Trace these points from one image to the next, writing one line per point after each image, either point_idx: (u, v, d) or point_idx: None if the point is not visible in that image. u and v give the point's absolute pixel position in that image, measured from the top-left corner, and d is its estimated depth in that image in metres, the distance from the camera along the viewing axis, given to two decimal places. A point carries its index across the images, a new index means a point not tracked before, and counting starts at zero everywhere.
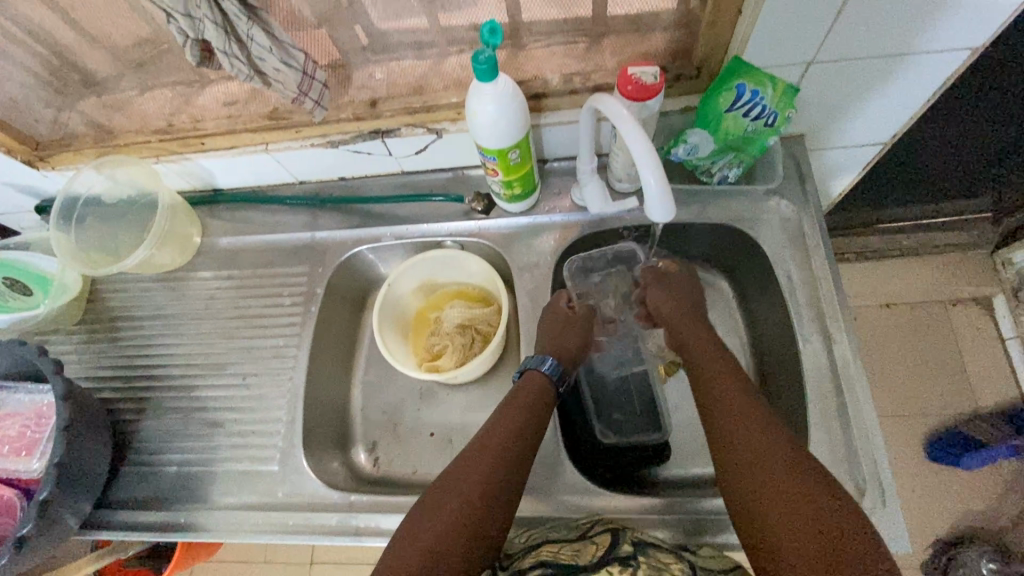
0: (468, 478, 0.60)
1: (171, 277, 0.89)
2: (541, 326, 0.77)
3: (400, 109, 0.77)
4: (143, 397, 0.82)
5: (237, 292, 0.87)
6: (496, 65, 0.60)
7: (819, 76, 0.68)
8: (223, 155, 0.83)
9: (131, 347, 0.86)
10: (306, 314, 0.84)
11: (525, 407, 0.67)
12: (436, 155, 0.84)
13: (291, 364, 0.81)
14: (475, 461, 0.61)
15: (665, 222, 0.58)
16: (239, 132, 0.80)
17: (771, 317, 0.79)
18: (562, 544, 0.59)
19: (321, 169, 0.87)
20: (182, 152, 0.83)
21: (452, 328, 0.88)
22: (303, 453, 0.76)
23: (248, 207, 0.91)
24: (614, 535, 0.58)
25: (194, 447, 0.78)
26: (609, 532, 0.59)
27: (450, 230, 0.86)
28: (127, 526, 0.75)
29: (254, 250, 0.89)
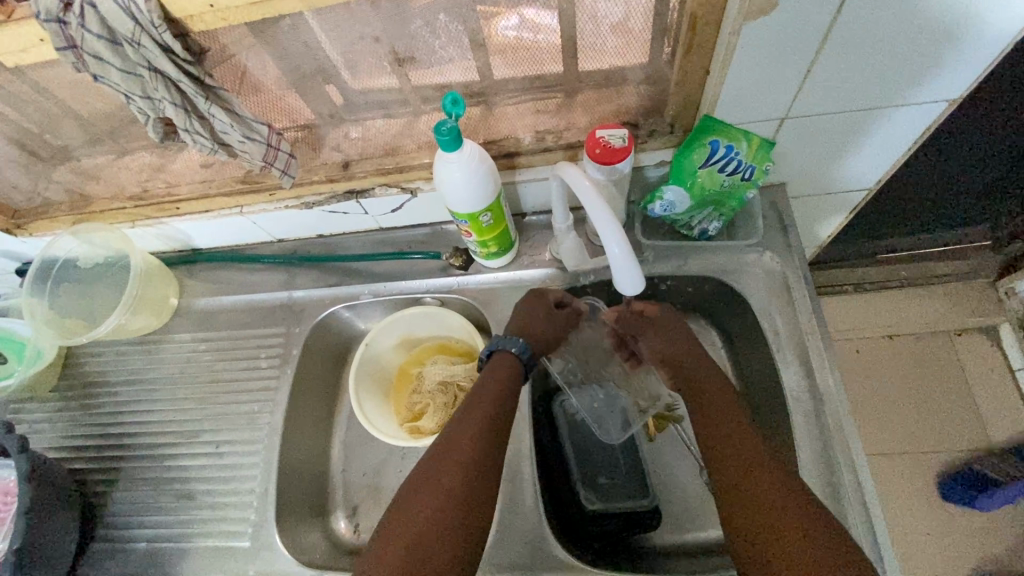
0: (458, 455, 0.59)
1: (148, 340, 0.89)
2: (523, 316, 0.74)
3: (373, 170, 0.77)
4: (115, 467, 0.80)
5: (215, 354, 0.85)
6: (460, 134, 0.59)
7: (793, 131, 0.67)
8: (198, 218, 0.83)
9: (105, 414, 0.84)
10: (282, 377, 0.82)
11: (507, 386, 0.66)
12: (413, 212, 0.83)
13: (265, 430, 0.79)
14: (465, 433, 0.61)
15: (637, 292, 0.57)
16: (212, 197, 0.80)
17: (759, 370, 0.76)
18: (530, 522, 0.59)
19: (299, 228, 0.86)
20: (157, 217, 0.84)
21: (432, 386, 0.86)
22: (275, 529, 0.73)
23: (226, 266, 0.90)
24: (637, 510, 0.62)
25: (165, 521, 0.76)
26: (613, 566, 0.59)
27: (430, 287, 0.85)
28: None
29: (233, 312, 0.88)
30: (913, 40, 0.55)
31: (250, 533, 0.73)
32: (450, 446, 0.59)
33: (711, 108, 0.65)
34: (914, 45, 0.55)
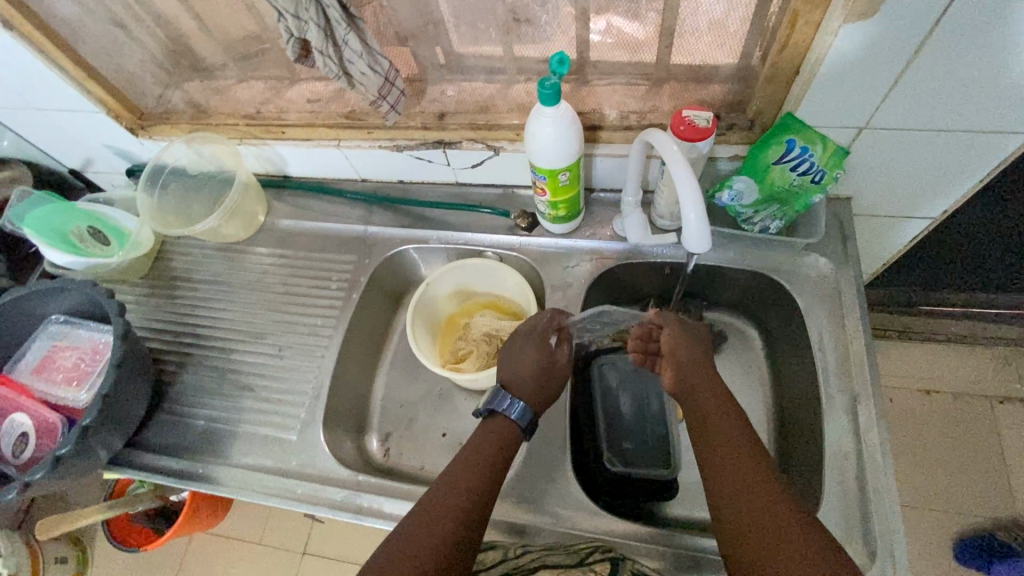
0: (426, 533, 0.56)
1: (231, 248, 0.97)
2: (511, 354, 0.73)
3: (464, 124, 0.83)
4: (188, 352, 0.88)
5: (288, 270, 0.93)
6: (560, 92, 0.64)
7: (869, 143, 0.70)
8: (298, 145, 0.91)
9: (184, 306, 0.93)
10: (347, 300, 0.89)
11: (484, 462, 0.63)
12: (491, 171, 0.89)
13: (324, 343, 0.86)
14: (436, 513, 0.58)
15: (703, 252, 0.59)
16: (317, 126, 0.88)
17: (797, 374, 0.79)
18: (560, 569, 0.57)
19: (384, 170, 0.94)
20: (263, 138, 0.91)
21: (479, 335, 0.91)
22: (320, 429, 0.79)
23: (311, 196, 0.99)
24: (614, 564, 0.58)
25: (223, 405, 0.83)
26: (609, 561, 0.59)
27: (494, 243, 0.91)
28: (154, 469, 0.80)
29: (311, 237, 0.96)
30: (1001, 64, 0.58)
31: (298, 429, 0.80)
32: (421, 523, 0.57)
33: (794, 107, 0.68)
34: (1003, 70, 0.58)
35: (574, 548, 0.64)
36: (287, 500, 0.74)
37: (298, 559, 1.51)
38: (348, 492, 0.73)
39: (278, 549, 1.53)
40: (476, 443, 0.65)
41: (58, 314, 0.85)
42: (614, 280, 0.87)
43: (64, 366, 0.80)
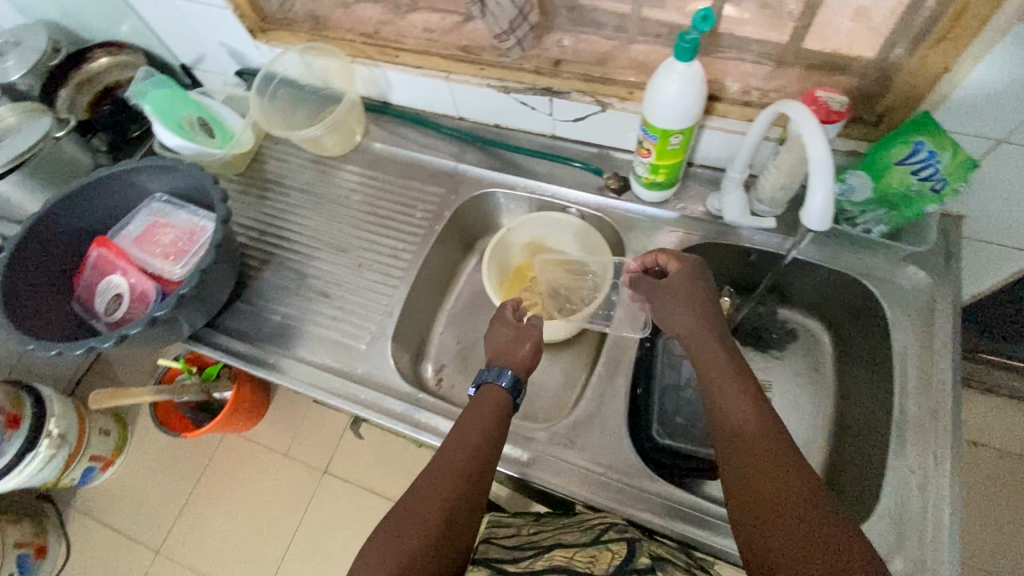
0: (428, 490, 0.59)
1: (324, 163, 1.00)
2: (494, 333, 0.78)
3: (578, 74, 0.82)
4: (271, 251, 0.92)
5: (375, 191, 0.96)
6: (697, 48, 0.63)
7: (1003, 158, 0.67)
8: (408, 71, 0.92)
9: (273, 208, 0.96)
10: (429, 230, 0.91)
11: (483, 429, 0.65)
12: (591, 128, 0.88)
13: (401, 266, 0.88)
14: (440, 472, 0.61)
15: (819, 232, 0.59)
16: (431, 55, 0.89)
17: (868, 384, 0.77)
18: (575, 549, 0.61)
19: (483, 111, 0.94)
20: (375, 59, 0.93)
21: (546, 291, 0.92)
22: (388, 344, 0.83)
23: (407, 126, 1.01)
24: (630, 547, 0.60)
25: (299, 306, 0.87)
26: (625, 542, 0.61)
27: (580, 201, 0.91)
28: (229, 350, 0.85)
29: (401, 164, 0.98)
30: None
31: (367, 340, 0.83)
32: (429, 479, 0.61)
33: (934, 107, 0.66)
34: None
35: (587, 523, 0.67)
36: (351, 402, 0.78)
37: (320, 477, 1.60)
38: (408, 406, 0.76)
39: (303, 464, 1.61)
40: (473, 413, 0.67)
41: (162, 194, 0.90)
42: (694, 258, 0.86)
43: (164, 241, 0.85)
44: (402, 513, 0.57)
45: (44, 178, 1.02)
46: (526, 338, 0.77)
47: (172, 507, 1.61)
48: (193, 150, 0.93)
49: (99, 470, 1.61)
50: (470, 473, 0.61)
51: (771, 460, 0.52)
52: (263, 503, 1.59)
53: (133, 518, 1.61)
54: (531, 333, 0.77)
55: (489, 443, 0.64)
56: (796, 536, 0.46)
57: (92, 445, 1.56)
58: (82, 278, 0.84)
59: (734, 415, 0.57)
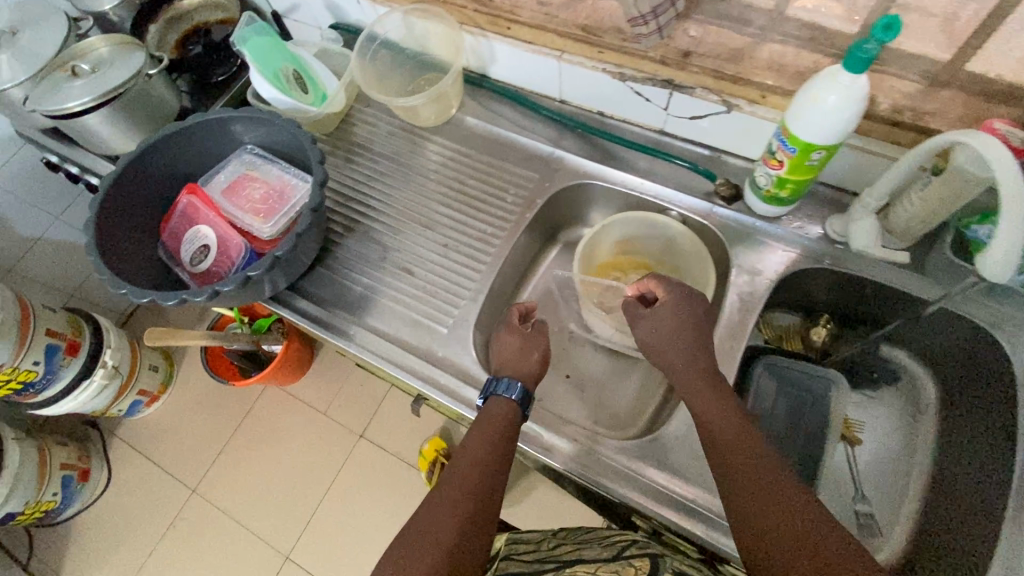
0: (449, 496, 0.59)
1: (414, 132, 0.96)
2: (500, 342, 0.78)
3: (709, 68, 0.75)
4: (356, 220, 0.90)
5: (465, 169, 0.92)
6: (872, 60, 0.56)
7: None
8: (518, 46, 0.87)
9: (359, 173, 0.93)
10: (519, 217, 0.87)
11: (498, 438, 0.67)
12: (708, 128, 0.82)
13: (488, 250, 0.85)
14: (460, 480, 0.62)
15: (996, 282, 0.57)
16: (546, 31, 0.83)
17: (975, 442, 0.72)
18: (596, 563, 0.60)
19: (590, 96, 0.89)
20: (485, 29, 0.88)
21: None
22: (470, 330, 0.81)
23: (504, 103, 0.96)
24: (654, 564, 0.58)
25: (381, 279, 0.85)
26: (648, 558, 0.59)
27: (682, 205, 0.85)
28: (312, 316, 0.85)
29: (496, 143, 0.94)
30: None
31: (449, 324, 0.81)
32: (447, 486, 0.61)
33: None
34: None
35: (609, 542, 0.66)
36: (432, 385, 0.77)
37: (355, 440, 1.62)
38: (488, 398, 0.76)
39: (341, 425, 1.64)
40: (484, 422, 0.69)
41: (253, 146, 0.87)
42: (800, 281, 0.81)
43: (254, 197, 0.83)
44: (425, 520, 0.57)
45: (133, 115, 1.01)
46: (535, 346, 0.77)
47: (212, 449, 1.65)
48: (274, 94, 0.89)
49: (145, 404, 1.65)
50: (485, 480, 0.62)
51: (764, 478, 0.54)
52: (300, 456, 1.62)
53: (172, 454, 1.65)
54: (536, 342, 0.77)
55: (502, 451, 0.66)
56: (791, 543, 0.48)
57: (142, 379, 1.59)
58: (169, 225, 0.83)
59: (729, 439, 0.60)
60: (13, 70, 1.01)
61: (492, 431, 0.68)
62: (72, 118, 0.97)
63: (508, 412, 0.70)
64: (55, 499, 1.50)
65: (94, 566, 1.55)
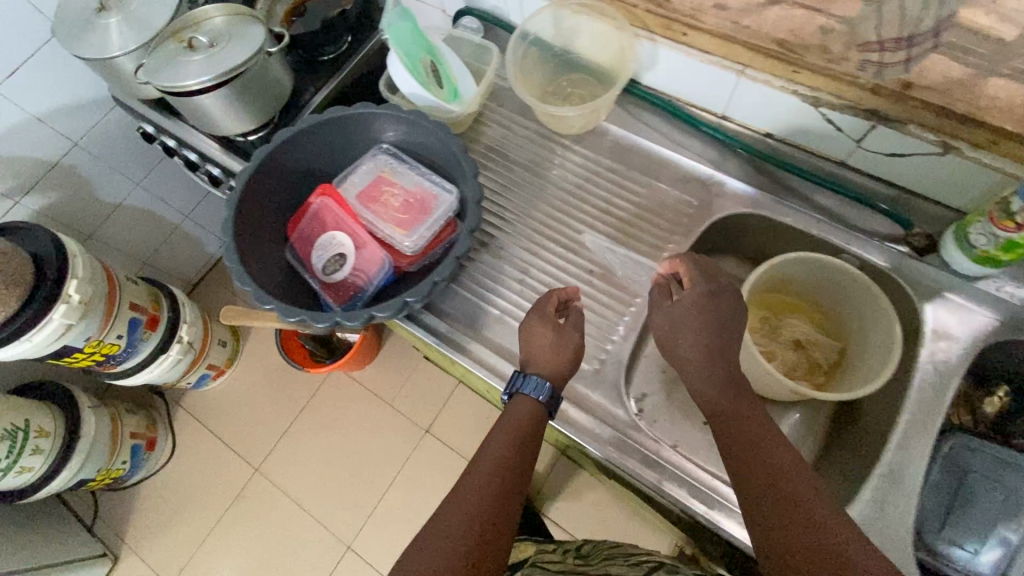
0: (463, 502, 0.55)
1: (553, 139, 0.88)
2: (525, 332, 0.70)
3: (931, 106, 0.65)
4: (491, 235, 0.83)
5: (611, 186, 0.84)
6: None
7: None
8: (691, 55, 0.77)
9: (494, 181, 0.86)
10: (672, 247, 0.80)
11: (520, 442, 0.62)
12: (908, 168, 0.73)
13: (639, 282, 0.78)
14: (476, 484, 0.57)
15: None
16: (731, 42, 0.73)
17: None
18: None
19: (762, 117, 0.80)
20: (654, 33, 0.78)
21: (787, 341, 0.82)
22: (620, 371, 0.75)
23: (656, 114, 0.87)
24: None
25: (520, 304, 0.79)
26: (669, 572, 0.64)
27: (860, 249, 0.77)
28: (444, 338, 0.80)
29: (646, 160, 0.85)
30: None
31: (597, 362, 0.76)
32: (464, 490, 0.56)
33: None
34: None
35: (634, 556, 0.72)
36: (574, 425, 0.73)
37: (420, 435, 1.58)
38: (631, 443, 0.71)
39: (406, 418, 1.61)
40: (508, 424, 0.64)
41: (388, 145, 0.80)
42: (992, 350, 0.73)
43: (394, 204, 0.77)
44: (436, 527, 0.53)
45: (247, 95, 0.94)
46: (570, 343, 0.69)
47: (275, 428, 1.63)
48: (404, 77, 0.82)
49: (211, 377, 1.63)
50: (508, 489, 0.57)
51: (810, 515, 0.50)
52: (365, 445, 1.59)
53: (235, 430, 1.64)
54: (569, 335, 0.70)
55: (523, 455, 0.61)
56: None
57: (211, 355, 1.57)
58: (298, 227, 0.77)
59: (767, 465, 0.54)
60: (123, 37, 0.94)
61: (514, 431, 0.62)
62: (187, 95, 0.90)
63: (532, 413, 0.65)
64: (125, 466, 1.49)
65: (156, 534, 1.55)
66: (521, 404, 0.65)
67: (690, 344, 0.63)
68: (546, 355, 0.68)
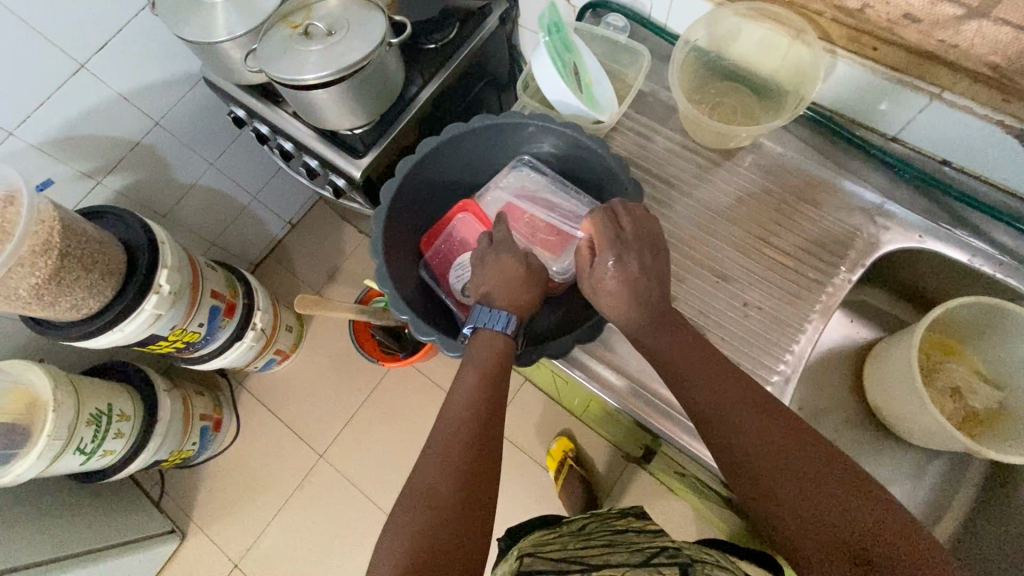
0: (445, 450, 0.56)
1: (702, 153, 0.81)
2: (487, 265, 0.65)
3: None
4: None
5: (766, 210, 0.78)
6: None
7: None
8: (877, 72, 0.70)
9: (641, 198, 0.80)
10: (835, 282, 0.74)
11: (490, 379, 0.60)
12: None
13: (798, 319, 0.73)
14: (456, 429, 0.57)
15: None
16: (933, 61, 0.65)
17: None
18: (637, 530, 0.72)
19: (947, 144, 0.72)
20: (838, 44, 0.71)
21: (944, 387, 0.78)
22: None
23: (817, 130, 0.80)
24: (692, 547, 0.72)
25: None
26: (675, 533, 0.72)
27: None
28: (582, 366, 0.77)
29: (802, 183, 0.79)
30: None
31: None
32: (446, 435, 0.57)
33: None
34: None
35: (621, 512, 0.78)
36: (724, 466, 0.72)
37: None
38: None
39: None
40: (479, 361, 0.61)
41: (529, 158, 0.76)
42: None
43: (542, 225, 0.74)
44: (431, 478, 0.55)
45: (364, 89, 0.88)
46: (531, 281, 0.65)
47: (340, 416, 1.62)
48: (550, 80, 0.75)
49: (277, 361, 1.61)
50: (484, 428, 0.58)
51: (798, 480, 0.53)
52: None
53: (301, 416, 1.63)
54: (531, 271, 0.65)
55: (497, 387, 0.60)
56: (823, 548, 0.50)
57: (279, 340, 1.55)
58: (436, 243, 0.74)
59: (759, 430, 0.56)
60: (232, 20, 0.87)
61: (481, 377, 0.59)
62: (302, 90, 0.85)
63: (499, 348, 0.62)
64: (194, 448, 1.49)
65: (224, 514, 1.57)
66: (483, 340, 0.62)
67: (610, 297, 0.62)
68: (510, 289, 0.64)
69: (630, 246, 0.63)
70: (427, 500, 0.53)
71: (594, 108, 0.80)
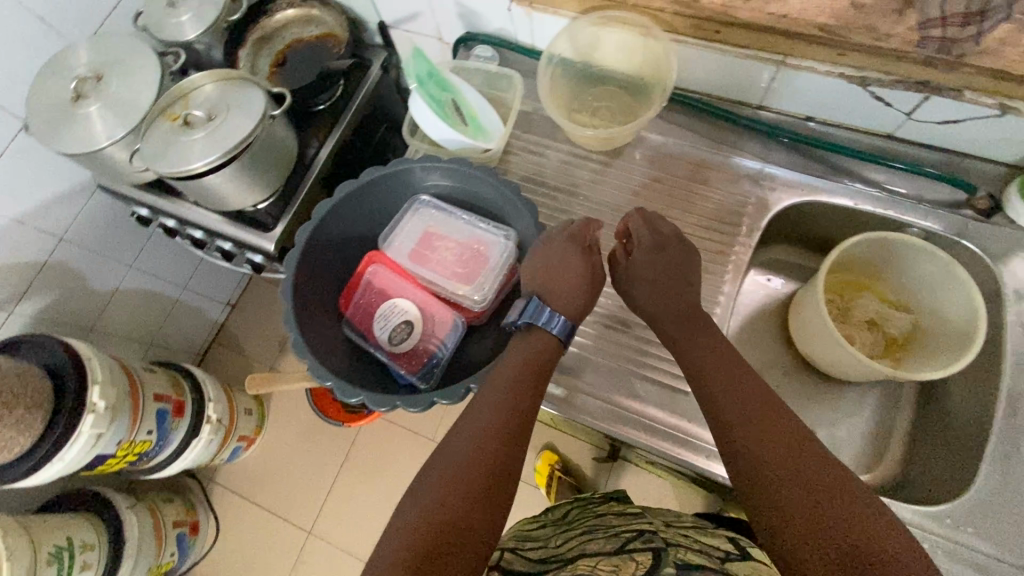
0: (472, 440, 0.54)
1: (590, 157, 0.85)
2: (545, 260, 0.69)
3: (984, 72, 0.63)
4: None
5: (660, 196, 0.82)
6: None
7: None
8: (723, 52, 0.75)
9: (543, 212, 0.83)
10: (738, 250, 0.78)
11: (533, 380, 0.61)
12: (962, 133, 0.73)
13: (712, 292, 0.77)
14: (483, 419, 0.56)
15: None
16: (767, 34, 0.70)
17: None
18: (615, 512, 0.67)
19: (805, 102, 0.78)
20: (683, 36, 0.75)
21: (862, 321, 0.82)
22: None
23: (690, 113, 0.85)
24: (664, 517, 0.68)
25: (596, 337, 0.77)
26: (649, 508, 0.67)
27: (920, 219, 0.77)
28: None
29: (687, 166, 0.83)
30: None
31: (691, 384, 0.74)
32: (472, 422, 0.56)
33: None
34: None
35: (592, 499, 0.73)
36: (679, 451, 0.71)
37: None
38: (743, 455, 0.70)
39: None
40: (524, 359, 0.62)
41: (427, 197, 0.78)
42: None
43: (449, 261, 0.77)
44: (454, 467, 0.52)
45: (258, 164, 0.88)
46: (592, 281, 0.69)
47: (320, 486, 1.58)
48: (431, 120, 0.79)
49: (243, 448, 1.56)
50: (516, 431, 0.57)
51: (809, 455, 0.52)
52: None
53: (280, 496, 1.58)
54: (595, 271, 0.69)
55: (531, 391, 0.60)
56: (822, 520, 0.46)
57: (241, 426, 1.50)
58: (354, 298, 0.75)
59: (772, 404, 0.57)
60: (109, 124, 0.86)
61: (514, 382, 0.60)
62: (195, 178, 0.84)
63: (546, 344, 0.64)
64: (174, 558, 1.42)
65: None
66: (536, 335, 0.65)
67: (647, 278, 0.71)
68: (569, 294, 0.67)
69: (669, 246, 0.72)
70: (444, 489, 0.50)
71: (480, 137, 0.83)
